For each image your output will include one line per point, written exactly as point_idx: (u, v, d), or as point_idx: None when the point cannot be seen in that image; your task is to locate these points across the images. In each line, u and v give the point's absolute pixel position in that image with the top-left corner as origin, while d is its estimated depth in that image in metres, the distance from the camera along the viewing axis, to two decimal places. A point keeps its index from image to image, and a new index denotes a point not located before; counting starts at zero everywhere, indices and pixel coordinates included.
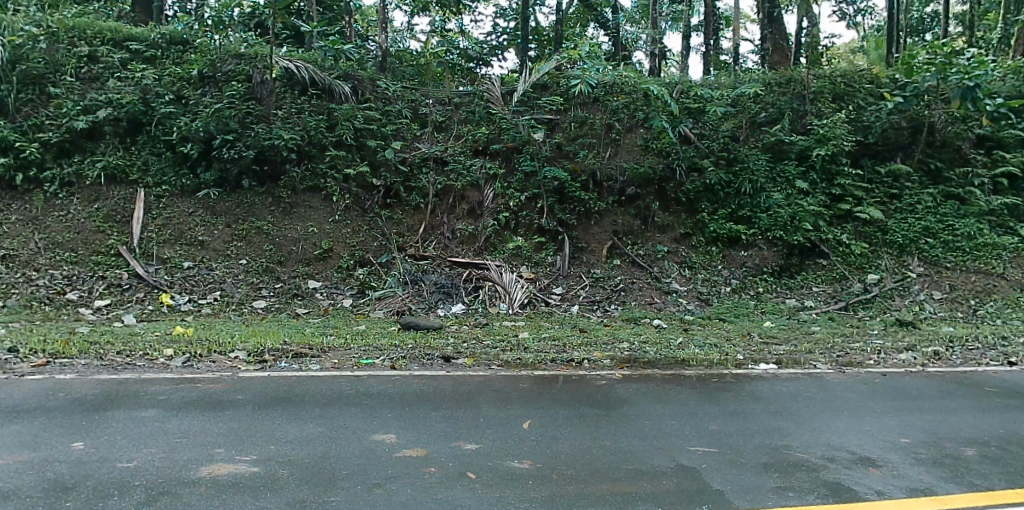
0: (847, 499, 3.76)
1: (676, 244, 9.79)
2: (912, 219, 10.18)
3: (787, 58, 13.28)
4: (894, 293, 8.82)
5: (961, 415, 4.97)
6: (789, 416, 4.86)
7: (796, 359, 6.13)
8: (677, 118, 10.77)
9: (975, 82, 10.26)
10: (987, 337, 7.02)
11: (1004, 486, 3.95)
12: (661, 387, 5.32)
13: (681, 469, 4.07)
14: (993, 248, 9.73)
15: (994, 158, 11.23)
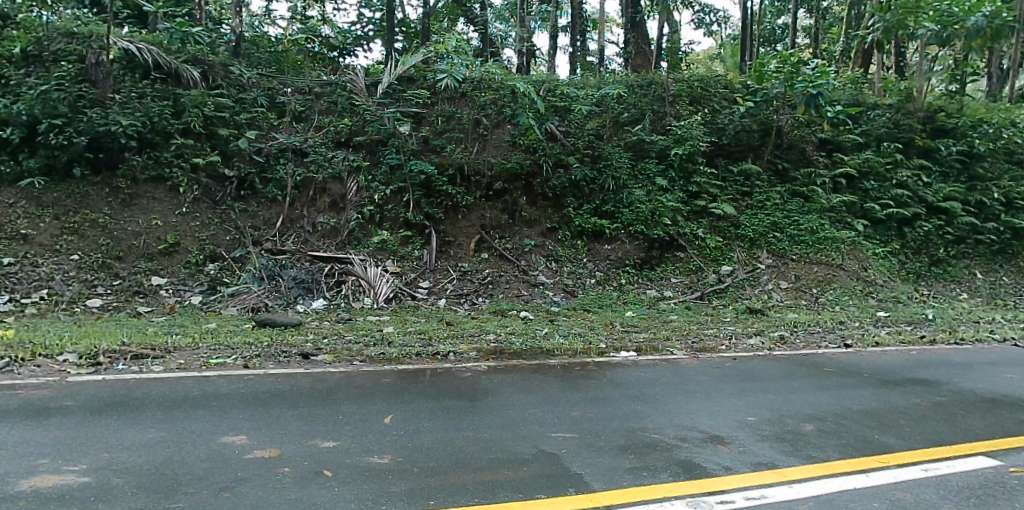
0: (696, 474, 4.16)
1: (543, 237, 9.99)
2: (762, 214, 10.94)
3: (649, 62, 14.00)
4: (745, 283, 9.50)
5: (801, 394, 5.45)
6: (645, 400, 5.12)
7: (655, 346, 6.44)
8: (544, 115, 10.91)
9: (817, 91, 11.09)
10: (825, 322, 7.77)
11: (839, 456, 4.54)
12: (526, 376, 5.42)
13: (541, 455, 4.21)
14: (833, 242, 10.59)
15: (834, 160, 12.34)
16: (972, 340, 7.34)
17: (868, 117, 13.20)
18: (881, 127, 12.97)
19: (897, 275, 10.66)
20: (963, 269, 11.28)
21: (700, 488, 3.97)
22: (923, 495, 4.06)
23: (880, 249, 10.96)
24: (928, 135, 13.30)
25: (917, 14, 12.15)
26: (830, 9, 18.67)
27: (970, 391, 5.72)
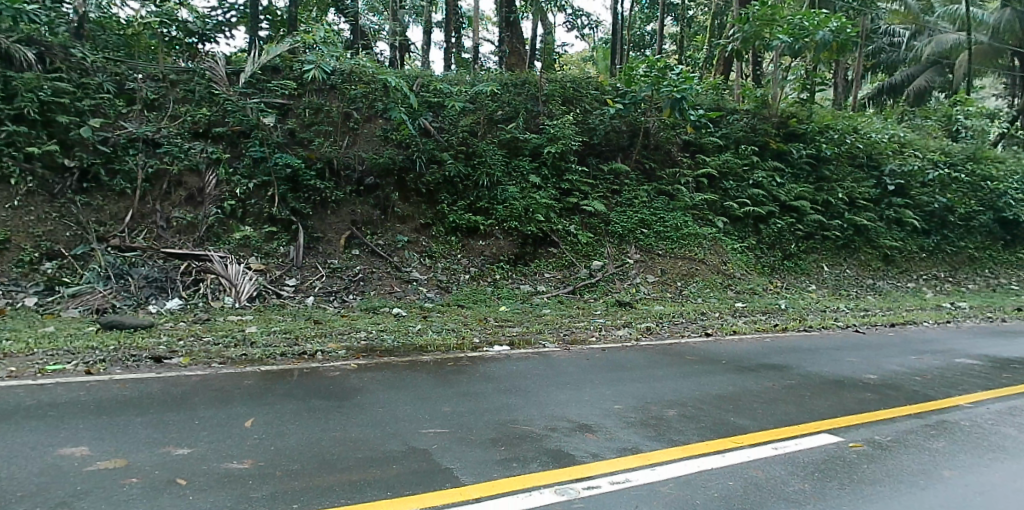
0: (565, 462, 4.36)
1: (416, 233, 10.10)
2: (630, 211, 11.64)
3: (522, 61, 14.16)
4: (615, 278, 10.09)
5: (666, 381, 5.80)
6: (517, 393, 5.28)
7: (529, 339, 6.63)
8: (416, 110, 10.86)
9: (682, 95, 11.82)
10: (688, 313, 8.36)
11: (698, 439, 4.93)
12: (398, 374, 5.43)
13: (411, 452, 4.21)
14: (695, 237, 11.54)
15: (697, 161, 13.16)
16: (818, 327, 8.13)
17: (728, 120, 14.08)
18: (739, 131, 13.96)
19: (754, 269, 11.68)
20: (812, 262, 12.57)
21: (571, 475, 4.18)
22: (774, 471, 4.57)
23: (739, 245, 11.99)
24: (781, 139, 14.46)
25: (773, 26, 13.07)
26: (694, 18, 20.12)
27: (816, 373, 6.29)
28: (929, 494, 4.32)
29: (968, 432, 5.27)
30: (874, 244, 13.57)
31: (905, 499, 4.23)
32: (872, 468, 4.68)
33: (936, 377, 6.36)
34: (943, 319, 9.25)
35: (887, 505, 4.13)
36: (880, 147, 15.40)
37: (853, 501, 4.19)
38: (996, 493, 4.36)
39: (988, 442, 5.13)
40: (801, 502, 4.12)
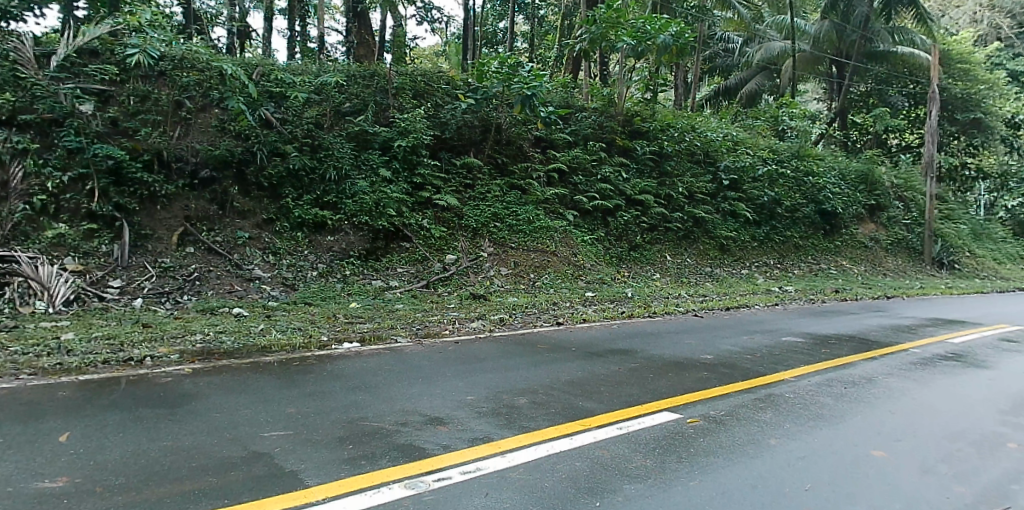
0: (416, 456, 4.40)
1: (258, 230, 9.81)
2: (483, 206, 12.08)
3: (371, 54, 14.26)
4: (469, 271, 10.53)
5: (518, 370, 6.07)
6: (365, 390, 5.32)
7: (380, 335, 6.68)
8: (256, 100, 10.56)
9: (531, 91, 12.55)
10: (541, 303, 8.79)
11: (548, 424, 5.18)
12: (238, 377, 5.29)
13: (252, 456, 4.08)
14: (547, 230, 12.17)
15: (548, 157, 13.86)
16: (661, 313, 8.76)
17: (577, 118, 14.81)
18: (587, 128, 14.64)
19: (603, 259, 12.58)
20: (656, 252, 13.75)
21: (424, 467, 4.25)
22: (619, 450, 4.91)
23: (588, 237, 12.78)
24: (627, 136, 15.34)
25: (618, 29, 13.71)
26: (545, 17, 21.12)
27: (658, 355, 6.77)
28: (754, 462, 4.83)
29: (789, 401, 5.90)
30: (712, 235, 15.22)
31: (733, 469, 4.71)
32: (706, 441, 5.14)
33: (765, 354, 7.05)
34: (772, 302, 10.29)
35: (718, 476, 4.57)
36: (715, 144, 16.97)
37: (688, 474, 4.60)
38: (810, 456, 4.96)
39: (806, 410, 5.77)
40: (642, 478, 4.47)
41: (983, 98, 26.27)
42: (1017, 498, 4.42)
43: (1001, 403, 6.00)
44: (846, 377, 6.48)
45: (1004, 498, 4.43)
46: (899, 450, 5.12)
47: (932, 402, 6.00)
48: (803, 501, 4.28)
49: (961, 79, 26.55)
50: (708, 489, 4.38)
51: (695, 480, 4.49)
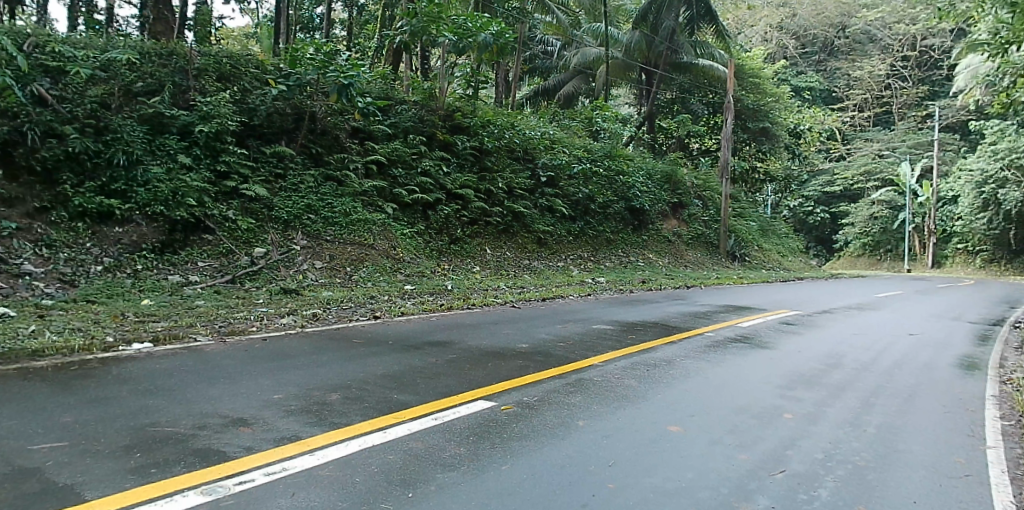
0: (214, 460, 4.20)
1: (29, 220, 9.09)
2: (296, 197, 12.02)
3: (169, 31, 13.42)
4: (280, 265, 10.45)
5: (328, 365, 6.12)
6: (159, 393, 5.07)
7: (176, 334, 6.49)
8: (26, 75, 9.94)
9: (348, 81, 12.82)
10: (358, 298, 8.99)
11: (360, 419, 5.17)
12: (2, 385, 4.84)
13: (18, 473, 3.71)
14: (364, 223, 12.51)
15: (366, 148, 14.11)
16: (479, 304, 9.17)
17: (396, 110, 15.26)
18: (406, 121, 15.17)
19: (422, 252, 13.15)
20: (476, 246, 14.54)
21: (224, 471, 4.06)
22: (434, 440, 5.01)
23: (408, 230, 13.29)
24: (447, 130, 15.94)
25: (438, 24, 14.07)
26: (366, 6, 20.97)
27: (475, 345, 7.02)
28: (563, 443, 5.15)
29: (597, 384, 6.34)
30: (530, 229, 16.19)
31: (543, 451, 4.99)
32: (519, 426, 5.39)
33: (575, 341, 7.56)
34: (585, 292, 11.21)
35: (529, 460, 4.82)
36: (533, 142, 17.88)
37: (500, 459, 4.81)
38: (613, 435, 5.38)
39: (612, 391, 6.22)
40: (456, 466, 4.61)
41: (769, 109, 29.67)
42: (787, 461, 5.13)
43: (778, 378, 6.86)
44: (649, 361, 7.09)
45: (776, 463, 5.11)
46: (692, 424, 5.70)
47: (722, 379, 6.74)
48: (606, 477, 4.64)
49: (752, 91, 29.36)
50: (519, 472, 4.61)
51: (507, 464, 4.71)
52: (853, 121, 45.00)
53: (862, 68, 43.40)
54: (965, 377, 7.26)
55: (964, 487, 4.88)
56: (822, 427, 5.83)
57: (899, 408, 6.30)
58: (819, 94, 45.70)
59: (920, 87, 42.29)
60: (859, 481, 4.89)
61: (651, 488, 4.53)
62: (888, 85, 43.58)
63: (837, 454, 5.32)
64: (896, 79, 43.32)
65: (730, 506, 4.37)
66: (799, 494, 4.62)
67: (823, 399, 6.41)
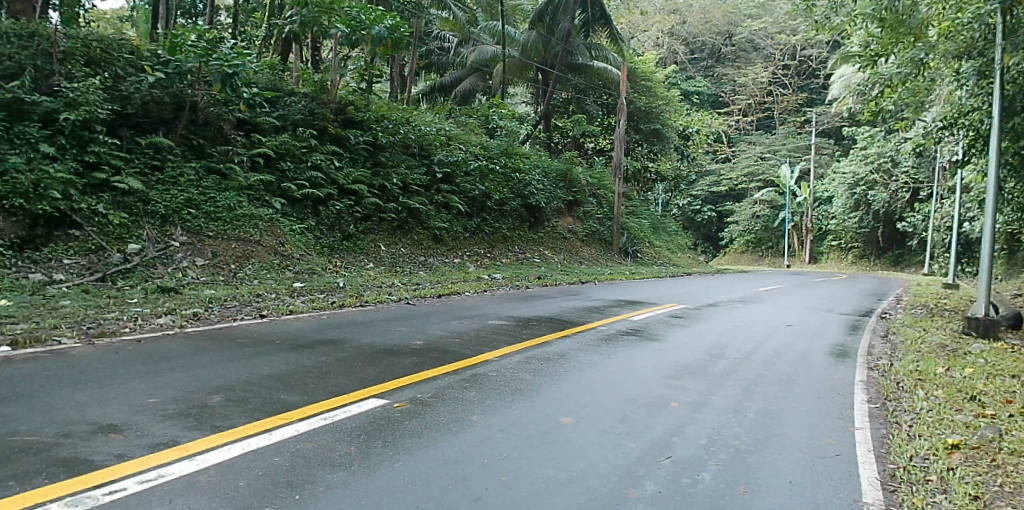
0: (80, 470, 3.98)
1: None
2: (174, 191, 11.58)
3: (31, 11, 13.18)
4: (157, 262, 10.08)
5: (210, 367, 5.91)
6: (19, 401, 4.76)
7: (39, 337, 6.10)
8: None
9: (232, 70, 12.47)
10: (242, 296, 8.83)
11: (244, 421, 4.99)
12: None
13: None
14: (251, 218, 12.22)
15: (252, 140, 13.91)
16: (372, 302, 9.21)
17: (284, 102, 15.19)
18: (296, 113, 15.02)
19: (313, 248, 13.01)
20: (370, 242, 14.38)
21: (87, 482, 3.82)
22: (323, 440, 4.90)
23: (297, 226, 13.09)
24: (339, 124, 15.79)
25: (331, 15, 14.14)
26: None
27: (368, 343, 6.95)
28: (456, 439, 5.15)
29: (492, 379, 6.39)
30: (425, 225, 16.13)
31: (436, 447, 4.98)
32: (412, 422, 5.36)
33: (470, 336, 7.65)
34: (480, 288, 11.43)
35: (422, 456, 4.81)
36: (429, 138, 17.90)
37: (392, 456, 4.77)
38: (507, 428, 5.43)
39: (507, 385, 6.28)
40: (344, 465, 4.54)
41: (661, 112, 30.85)
42: (673, 447, 5.35)
43: (666, 369, 7.14)
44: (544, 355, 7.22)
45: (663, 449, 5.32)
46: (584, 415, 5.83)
47: (614, 371, 6.95)
48: (499, 470, 4.69)
49: (644, 94, 30.30)
50: (411, 469, 4.58)
51: (398, 462, 4.67)
52: (738, 125, 47.70)
53: (747, 75, 46.19)
54: (836, 363, 7.84)
55: (833, 466, 5.25)
56: (706, 414, 6.11)
57: (777, 393, 6.71)
58: (708, 98, 48.17)
59: (798, 94, 45.40)
60: (739, 463, 5.17)
61: (543, 479, 4.61)
62: (770, 92, 46.55)
63: (719, 439, 5.59)
64: (778, 86, 46.29)
65: (619, 493, 4.52)
66: (684, 478, 4.84)
67: (708, 387, 6.72)
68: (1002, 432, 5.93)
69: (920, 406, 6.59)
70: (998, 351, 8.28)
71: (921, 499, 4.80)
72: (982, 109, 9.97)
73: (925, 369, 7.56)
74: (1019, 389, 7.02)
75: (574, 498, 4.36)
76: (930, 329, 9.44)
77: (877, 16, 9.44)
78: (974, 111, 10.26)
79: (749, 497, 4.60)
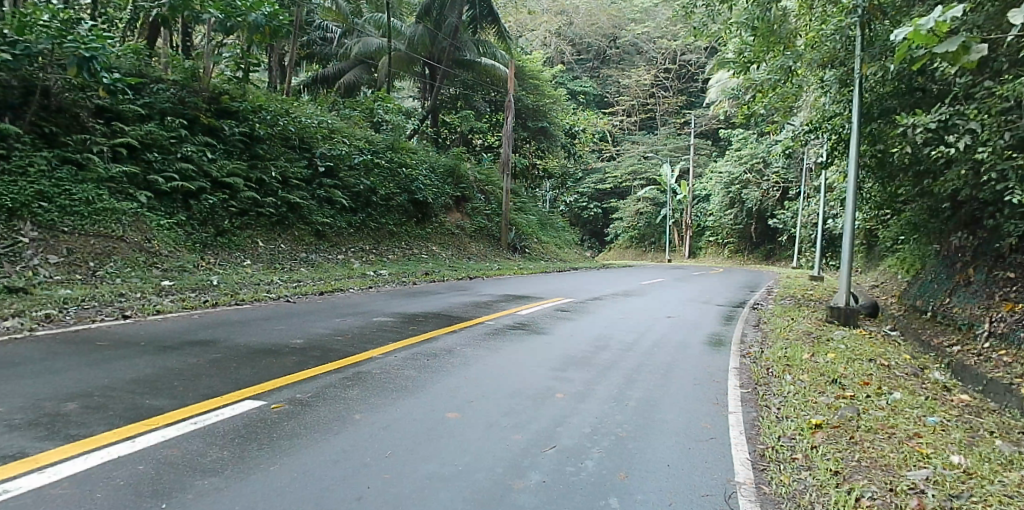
0: None
1: None
2: (23, 183, 10.76)
3: None
4: (4, 260, 9.34)
5: (65, 373, 5.53)
6: None
7: None
8: None
9: (91, 54, 11.57)
10: (103, 296, 8.35)
11: (103, 429, 4.67)
12: None
13: None
14: (112, 213, 11.63)
15: (114, 129, 13.18)
16: (248, 300, 9.12)
17: (151, 89, 14.56)
18: (163, 102, 14.53)
19: (183, 246, 12.53)
20: (246, 239, 14.05)
21: None
22: (192, 446, 4.65)
23: (165, 221, 12.63)
24: (213, 115, 15.54)
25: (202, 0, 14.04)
26: None
27: (243, 344, 6.72)
28: (338, 438, 5.03)
29: (376, 377, 6.30)
30: (307, 221, 15.93)
31: (317, 447, 4.85)
32: (290, 424, 5.18)
33: (354, 334, 7.58)
34: (365, 285, 11.72)
35: (302, 457, 4.66)
36: (310, 131, 17.95)
37: (269, 459, 4.60)
38: (391, 425, 5.35)
39: (391, 382, 6.22)
40: (217, 470, 4.35)
41: (548, 110, 31.78)
42: (557, 437, 5.45)
43: (552, 361, 7.29)
44: (430, 350, 7.23)
45: (548, 439, 5.41)
46: (470, 410, 5.83)
47: (501, 364, 7.03)
48: (383, 467, 4.62)
49: (532, 92, 31.16)
50: (288, 472, 4.43)
51: (276, 464, 4.51)
52: (623, 125, 50.01)
53: (630, 77, 48.39)
54: (712, 352, 8.29)
55: (708, 448, 5.53)
56: (589, 404, 6.27)
57: (657, 382, 7.00)
58: (593, 98, 50.10)
59: (678, 96, 48.44)
60: (620, 450, 5.34)
61: (428, 474, 4.59)
62: (652, 94, 49.01)
63: (602, 427, 5.75)
64: (660, 89, 49.01)
65: (504, 484, 4.56)
66: (568, 467, 4.95)
67: (591, 378, 6.91)
68: (858, 411, 6.42)
69: (787, 390, 7.05)
70: (856, 337, 9.08)
71: (788, 476, 5.12)
72: (844, 115, 10.50)
73: (793, 355, 8.13)
74: (874, 372, 7.66)
75: (459, 491, 4.37)
76: (798, 318, 10.18)
77: (751, 26, 10.17)
78: (837, 116, 11.01)
79: (630, 482, 4.76)
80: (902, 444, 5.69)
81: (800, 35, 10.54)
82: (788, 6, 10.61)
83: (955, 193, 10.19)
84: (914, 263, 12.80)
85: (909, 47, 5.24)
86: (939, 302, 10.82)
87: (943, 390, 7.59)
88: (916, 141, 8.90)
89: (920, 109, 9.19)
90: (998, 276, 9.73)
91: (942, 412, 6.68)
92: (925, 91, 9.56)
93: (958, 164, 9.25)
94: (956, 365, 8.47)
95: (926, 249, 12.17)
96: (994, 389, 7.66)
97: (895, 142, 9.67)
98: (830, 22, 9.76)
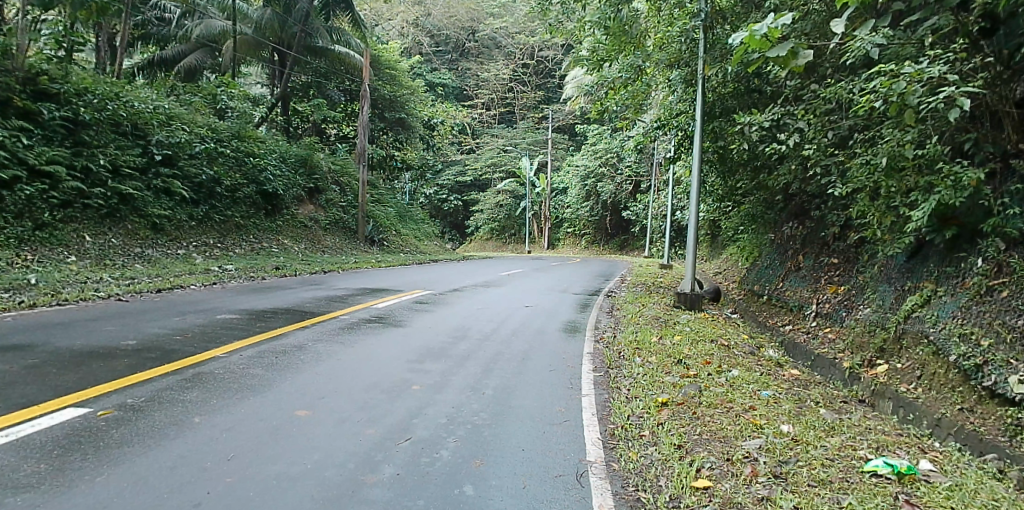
0: None
1: None
2: None
3: None
4: None
5: None
6: None
7: None
8: None
9: None
10: None
11: None
12: None
13: None
14: None
15: None
16: (73, 299, 8.58)
17: None
18: None
19: None
20: (70, 233, 13.00)
21: None
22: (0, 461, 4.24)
23: None
24: (27, 96, 14.02)
25: None
26: None
27: (66, 349, 6.29)
28: (174, 444, 4.76)
29: (217, 378, 6.04)
30: (141, 213, 15.12)
31: (150, 454, 4.57)
32: (120, 431, 4.85)
33: (194, 334, 7.29)
34: (210, 281, 11.24)
35: (132, 465, 4.39)
36: (144, 116, 16.52)
37: (93, 470, 4.29)
38: (233, 427, 5.13)
39: (235, 382, 5.99)
40: (31, 486, 4.01)
41: (406, 102, 31.57)
42: (411, 429, 5.45)
43: (408, 354, 7.34)
44: (279, 348, 7.06)
45: (403, 432, 5.40)
46: (321, 407, 5.71)
47: (355, 360, 6.96)
48: (223, 471, 4.43)
49: (388, 82, 30.61)
50: (116, 482, 4.16)
51: (101, 475, 4.22)
52: (482, 118, 50.93)
53: (489, 71, 49.35)
54: (568, 340, 8.67)
55: (561, 431, 5.77)
56: (444, 394, 6.34)
57: (513, 369, 7.23)
58: (452, 91, 50.62)
59: (536, 92, 50.10)
60: (474, 438, 5.44)
61: (273, 475, 4.46)
62: (511, 88, 50.33)
63: (458, 416, 5.82)
64: (518, 84, 50.30)
65: (355, 480, 4.51)
66: (421, 458, 4.97)
67: (448, 369, 7.00)
68: (699, 388, 6.92)
69: (636, 371, 7.50)
70: (699, 320, 9.82)
71: (635, 453, 5.43)
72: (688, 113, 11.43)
73: (643, 339, 8.68)
74: (715, 352, 8.30)
75: (307, 491, 4.28)
76: (648, 304, 10.84)
77: (602, 25, 10.75)
78: (683, 113, 11.89)
79: (484, 469, 4.87)
80: (739, 417, 6.14)
81: (648, 36, 11.26)
82: (639, 7, 11.24)
83: (787, 186, 11.20)
84: (752, 251, 13.97)
85: (744, 50, 5.77)
86: (774, 286, 11.95)
87: (776, 366, 8.36)
88: (753, 138, 9.73)
89: (756, 109, 10.02)
90: (824, 261, 10.77)
91: (775, 386, 7.34)
92: (761, 92, 10.51)
93: (789, 160, 10.18)
94: (788, 344, 9.46)
95: (761, 238, 13.33)
96: (820, 363, 8.53)
97: (735, 138, 10.52)
98: (674, 25, 10.60)
